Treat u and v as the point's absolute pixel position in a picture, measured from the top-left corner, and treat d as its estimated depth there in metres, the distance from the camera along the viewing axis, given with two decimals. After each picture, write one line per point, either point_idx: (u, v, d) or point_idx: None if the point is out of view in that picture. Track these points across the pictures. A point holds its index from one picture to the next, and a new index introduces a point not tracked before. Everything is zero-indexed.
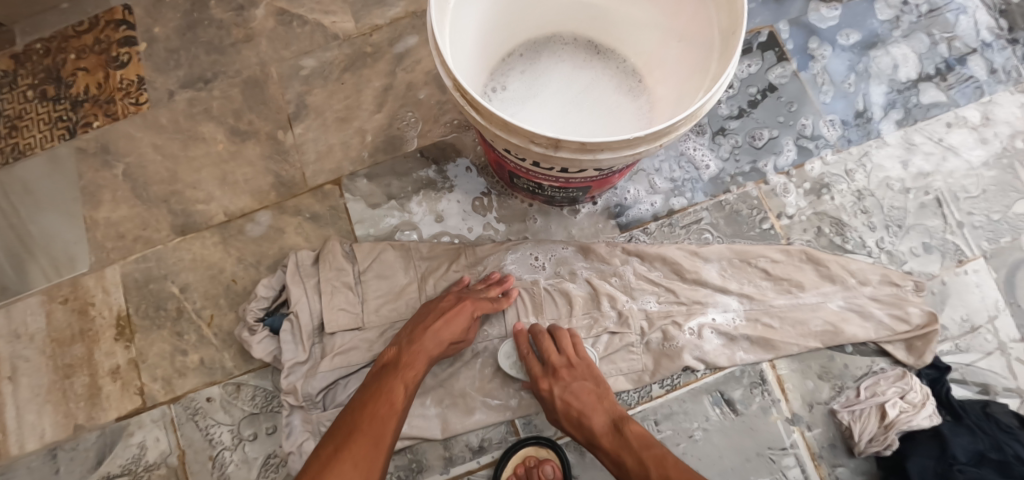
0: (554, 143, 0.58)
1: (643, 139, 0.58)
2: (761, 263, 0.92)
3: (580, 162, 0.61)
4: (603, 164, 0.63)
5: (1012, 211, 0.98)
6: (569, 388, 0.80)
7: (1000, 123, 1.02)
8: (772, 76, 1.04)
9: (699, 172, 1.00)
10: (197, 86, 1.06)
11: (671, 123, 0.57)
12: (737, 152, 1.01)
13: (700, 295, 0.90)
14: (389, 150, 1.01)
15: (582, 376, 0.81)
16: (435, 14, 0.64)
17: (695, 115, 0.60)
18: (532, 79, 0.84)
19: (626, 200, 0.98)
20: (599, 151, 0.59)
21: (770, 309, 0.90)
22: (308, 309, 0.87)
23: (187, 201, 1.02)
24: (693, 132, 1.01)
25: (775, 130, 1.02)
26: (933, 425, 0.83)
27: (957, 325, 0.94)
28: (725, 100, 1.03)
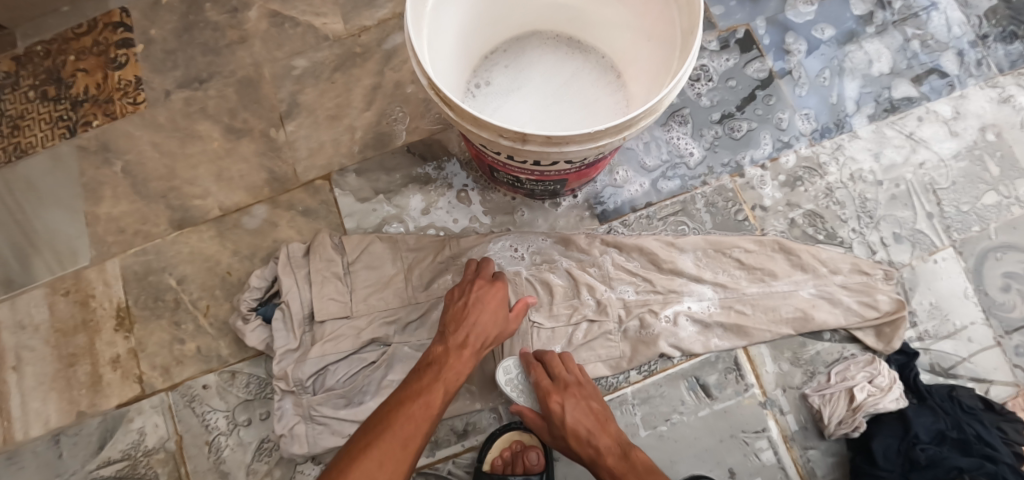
0: (521, 137, 0.62)
1: (605, 132, 0.61)
2: (735, 253, 0.96)
3: (548, 155, 0.64)
4: (570, 157, 0.66)
5: (980, 202, 1.01)
6: (573, 409, 0.78)
7: (970, 116, 1.05)
8: (751, 71, 1.07)
9: (681, 162, 1.03)
10: (193, 86, 1.10)
11: (632, 117, 0.61)
12: (712, 146, 1.04)
13: (676, 284, 0.93)
14: (378, 146, 1.05)
15: (587, 401, 0.80)
16: (412, 20, 0.68)
17: (656, 109, 0.63)
18: (515, 74, 0.88)
19: (615, 183, 1.02)
20: (565, 144, 0.62)
21: (743, 297, 0.93)
22: (300, 299, 0.91)
23: (184, 197, 1.06)
24: (675, 122, 1.05)
25: (754, 123, 1.05)
26: (900, 407, 0.86)
27: (925, 312, 0.97)
28: (705, 92, 1.06)
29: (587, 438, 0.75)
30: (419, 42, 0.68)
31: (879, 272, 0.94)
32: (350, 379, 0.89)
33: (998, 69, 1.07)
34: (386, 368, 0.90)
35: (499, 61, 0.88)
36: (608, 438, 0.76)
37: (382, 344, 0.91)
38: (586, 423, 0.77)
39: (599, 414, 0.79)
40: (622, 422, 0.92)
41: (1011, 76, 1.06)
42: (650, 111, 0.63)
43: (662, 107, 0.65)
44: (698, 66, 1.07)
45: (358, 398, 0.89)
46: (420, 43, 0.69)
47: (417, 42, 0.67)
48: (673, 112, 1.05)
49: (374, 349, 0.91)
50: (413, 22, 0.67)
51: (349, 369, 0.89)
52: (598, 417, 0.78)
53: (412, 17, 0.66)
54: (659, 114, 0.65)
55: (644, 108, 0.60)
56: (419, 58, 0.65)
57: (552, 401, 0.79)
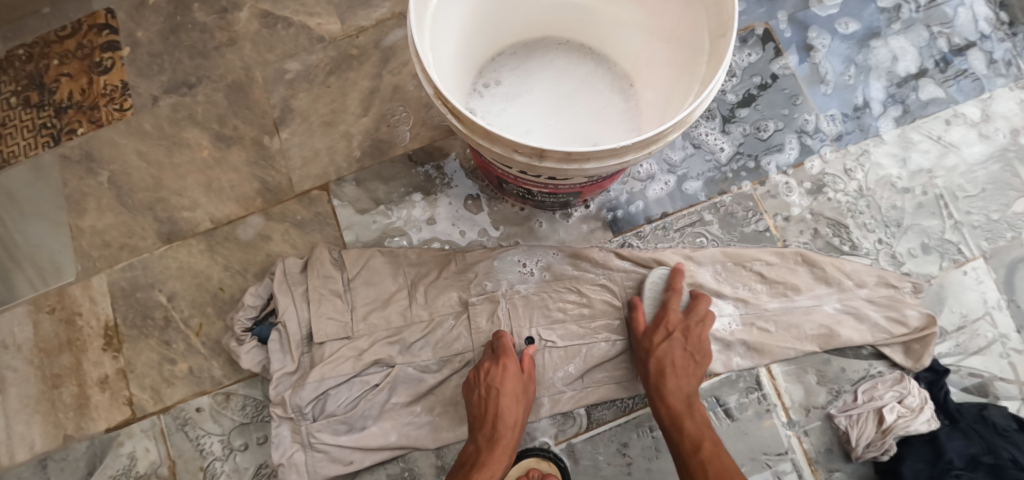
0: (538, 152, 0.56)
1: (630, 148, 0.56)
2: (755, 266, 0.91)
3: (564, 172, 0.59)
4: (589, 173, 0.60)
5: (1011, 210, 0.97)
6: (671, 347, 0.81)
7: (1000, 118, 1.00)
8: (775, 67, 1.02)
9: (711, 156, 0.99)
10: (181, 91, 1.04)
11: (660, 131, 0.55)
12: (743, 142, 0.99)
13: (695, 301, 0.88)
14: (376, 154, 1.00)
15: (689, 345, 0.82)
16: (416, 21, 0.62)
17: (683, 122, 0.57)
18: (523, 76, 0.82)
19: (640, 175, 0.98)
20: (584, 161, 0.57)
21: (764, 313, 0.88)
22: (296, 318, 0.86)
23: (173, 208, 1.01)
24: (703, 117, 1.00)
25: (780, 123, 1.00)
26: (931, 429, 0.82)
27: (955, 327, 0.92)
28: (730, 89, 1.01)
29: (663, 377, 0.80)
30: (422, 44, 0.62)
31: (907, 286, 0.89)
32: (351, 403, 0.84)
33: None
34: (390, 391, 0.85)
35: (506, 62, 0.83)
36: (686, 384, 0.80)
37: (385, 365, 0.86)
38: (674, 366, 0.80)
39: (693, 362, 0.82)
40: (638, 446, 0.88)
41: None
42: (677, 125, 0.58)
43: (689, 120, 0.59)
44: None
45: (361, 423, 0.84)
46: (424, 45, 0.63)
47: (421, 46, 0.61)
48: None
49: (377, 370, 0.86)
50: (416, 23, 0.60)
51: (349, 393, 0.84)
52: (690, 363, 0.82)
53: (416, 17, 0.60)
54: (685, 128, 0.59)
55: (673, 122, 0.55)
56: (424, 63, 0.58)
57: (659, 328, 0.82)
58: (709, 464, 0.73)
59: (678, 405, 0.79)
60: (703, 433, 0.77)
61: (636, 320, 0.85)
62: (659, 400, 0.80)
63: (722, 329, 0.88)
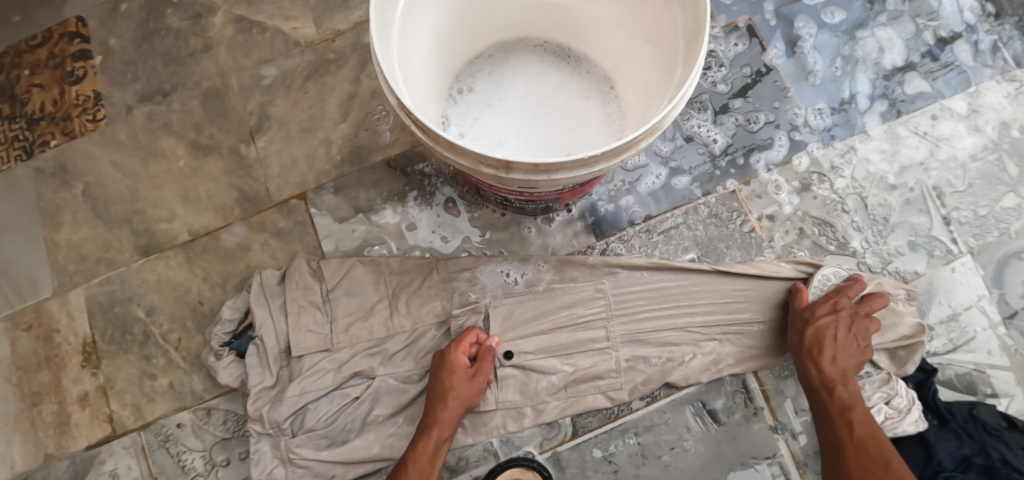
0: (505, 164, 0.53)
1: (599, 158, 0.54)
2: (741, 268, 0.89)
3: (536, 183, 0.56)
4: (559, 183, 0.58)
5: (999, 205, 0.96)
6: (835, 322, 0.80)
7: (987, 111, 0.99)
8: (765, 58, 1.01)
9: (705, 147, 0.97)
10: (155, 99, 1.02)
11: (630, 140, 0.53)
12: (734, 134, 0.98)
13: (688, 316, 0.87)
14: (356, 161, 0.98)
15: (857, 328, 0.81)
16: (380, 28, 0.59)
17: (656, 129, 0.56)
18: (500, 81, 0.81)
19: (628, 165, 0.97)
20: (555, 171, 0.54)
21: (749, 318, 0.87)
22: (274, 332, 0.84)
23: (150, 220, 0.99)
24: (694, 109, 0.99)
25: (771, 115, 0.99)
26: (919, 430, 0.82)
27: (945, 325, 0.91)
28: (720, 80, 1.00)
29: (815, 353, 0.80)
30: (388, 55, 0.60)
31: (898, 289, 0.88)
32: (332, 417, 0.83)
33: (1015, 62, 1.01)
34: (371, 402, 0.84)
35: (484, 65, 0.82)
36: None
37: (366, 377, 0.85)
38: None
39: (859, 344, 0.80)
40: (625, 453, 0.87)
41: None
42: (651, 130, 0.56)
43: (663, 127, 0.58)
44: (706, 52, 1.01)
45: (342, 437, 0.83)
46: (390, 55, 0.60)
47: (386, 55, 0.58)
48: (691, 98, 0.99)
49: (358, 382, 0.84)
50: (381, 32, 0.58)
51: (330, 406, 0.83)
52: (853, 344, 0.80)
53: (380, 24, 0.57)
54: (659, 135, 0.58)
55: (643, 130, 0.53)
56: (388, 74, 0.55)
57: (824, 303, 0.82)
58: (857, 427, 0.77)
59: (833, 375, 0.79)
60: None
61: (800, 299, 0.84)
62: None
63: (708, 337, 0.86)
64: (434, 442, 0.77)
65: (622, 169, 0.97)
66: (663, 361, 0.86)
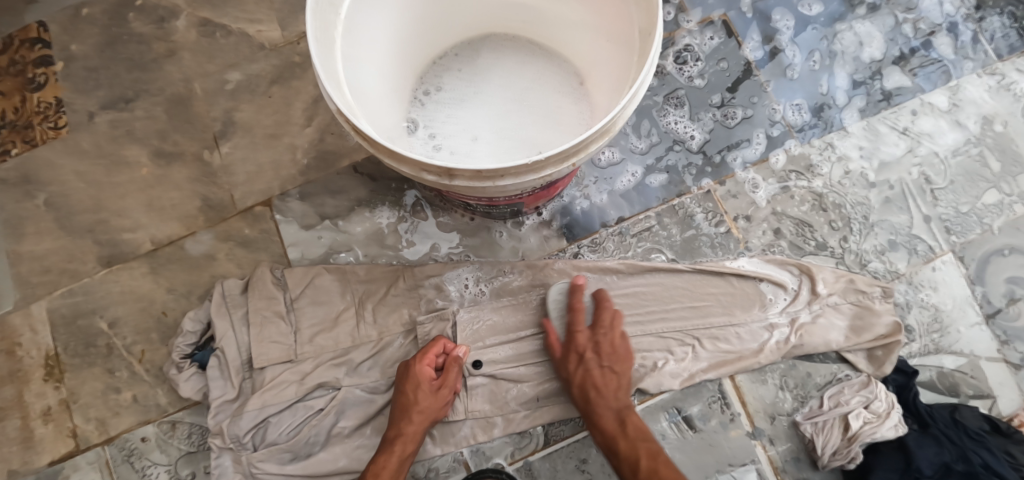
0: (446, 171, 0.51)
1: (545, 162, 0.52)
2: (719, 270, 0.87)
3: (483, 188, 0.54)
4: (508, 188, 0.56)
5: (981, 202, 0.93)
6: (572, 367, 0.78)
7: (969, 105, 0.97)
8: (743, 53, 0.98)
9: (681, 145, 0.95)
10: (118, 106, 1.00)
11: (578, 142, 0.51)
12: (712, 130, 0.96)
13: (662, 320, 0.85)
14: (322, 167, 0.96)
15: (582, 366, 0.78)
16: (322, 32, 0.57)
17: (606, 129, 0.53)
18: (467, 80, 0.78)
19: (601, 163, 0.94)
20: (500, 177, 0.52)
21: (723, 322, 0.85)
22: (236, 343, 0.82)
23: (113, 230, 0.96)
24: (671, 105, 0.96)
25: (749, 110, 0.97)
26: (899, 435, 0.79)
27: (926, 326, 0.89)
28: (696, 74, 0.98)
29: None
30: (331, 59, 0.58)
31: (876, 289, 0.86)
32: (295, 430, 0.81)
33: (996, 55, 0.98)
34: (337, 414, 0.82)
35: (451, 64, 0.79)
36: (616, 402, 0.78)
37: (331, 388, 0.82)
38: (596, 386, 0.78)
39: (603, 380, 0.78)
40: (598, 461, 0.85)
41: (1010, 62, 0.98)
42: (603, 131, 0.54)
43: (615, 128, 0.56)
44: (681, 46, 0.99)
45: (307, 450, 0.81)
46: (333, 60, 0.59)
47: (327, 60, 0.57)
48: (668, 94, 0.97)
49: (322, 394, 0.82)
50: (321, 36, 0.56)
51: (292, 419, 0.81)
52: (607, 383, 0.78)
53: (319, 28, 0.56)
54: (613, 135, 0.55)
55: (592, 131, 0.51)
56: (325, 79, 0.54)
57: (577, 348, 0.79)
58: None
59: (611, 426, 0.77)
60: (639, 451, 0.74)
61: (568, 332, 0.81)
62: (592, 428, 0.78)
63: (682, 341, 0.84)
64: (397, 456, 0.75)
65: (595, 166, 0.94)
66: (636, 368, 0.84)
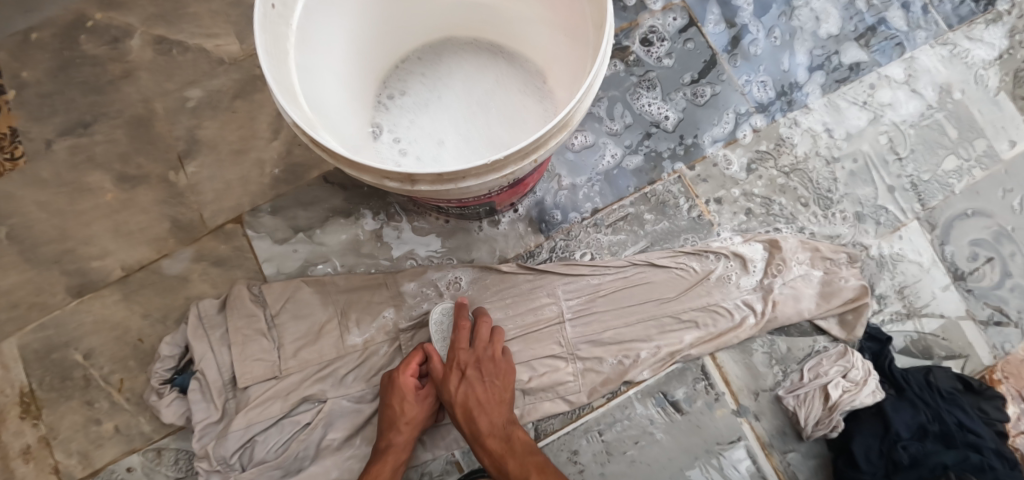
0: (408, 177, 0.51)
1: (505, 161, 0.51)
2: (691, 258, 0.89)
3: (446, 191, 0.54)
4: (472, 190, 0.55)
5: (941, 169, 0.96)
6: (463, 389, 0.75)
7: (924, 75, 0.99)
8: (707, 32, 1.00)
9: (656, 127, 0.96)
10: (77, 132, 0.97)
11: (535, 140, 0.51)
12: (684, 109, 0.97)
13: (640, 313, 0.86)
14: (291, 179, 0.95)
15: (421, 407, 0.78)
16: (273, 44, 0.56)
17: (566, 125, 0.53)
18: (430, 84, 0.78)
19: (575, 146, 0.95)
20: (462, 179, 0.52)
21: (696, 307, 0.86)
22: (216, 364, 0.81)
23: (80, 259, 0.94)
24: (643, 87, 0.97)
25: (717, 87, 0.98)
26: (877, 401, 0.81)
27: (896, 293, 0.92)
28: (664, 55, 0.99)
29: (471, 418, 0.74)
30: (285, 71, 0.58)
31: (841, 257, 0.89)
32: (282, 447, 0.80)
33: (947, 25, 1.01)
34: (325, 427, 0.81)
35: (412, 68, 0.79)
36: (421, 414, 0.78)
37: (317, 400, 0.82)
38: (399, 420, 0.76)
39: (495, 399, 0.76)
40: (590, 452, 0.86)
41: (960, 32, 1.01)
42: (563, 125, 0.53)
43: (575, 123, 0.55)
44: (646, 27, 1.00)
45: (297, 465, 0.80)
46: (286, 71, 0.58)
47: (281, 72, 0.56)
48: (640, 77, 0.98)
49: (307, 408, 0.82)
50: (274, 48, 0.56)
51: (280, 436, 0.80)
52: (495, 398, 0.76)
53: (270, 40, 0.55)
54: (572, 130, 0.55)
55: (548, 128, 0.50)
56: (278, 91, 0.53)
57: (451, 372, 0.76)
58: None
59: (497, 447, 0.73)
60: (528, 470, 0.72)
61: (461, 341, 0.78)
62: (480, 451, 0.74)
63: (661, 331, 0.86)
64: (392, 466, 0.75)
65: (571, 151, 0.95)
66: (619, 361, 0.85)
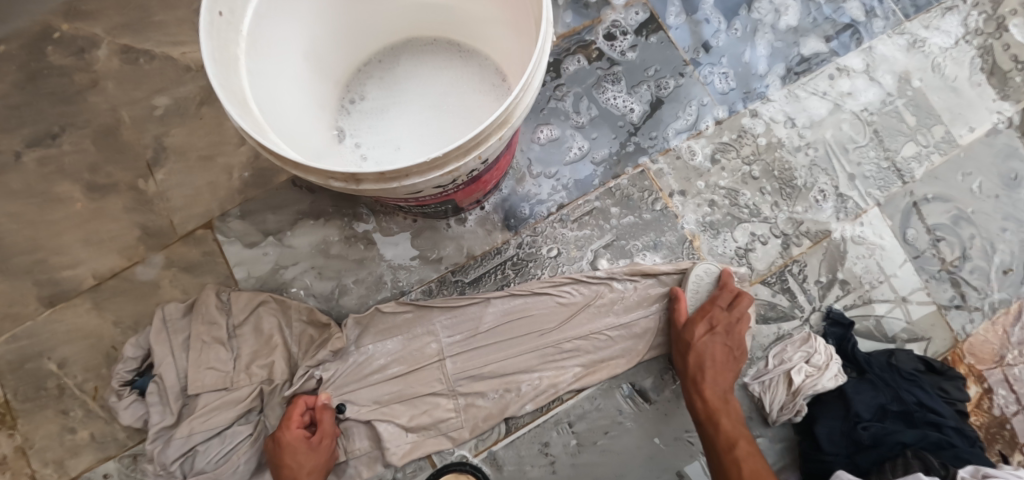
0: (351, 177, 0.53)
1: (445, 158, 0.53)
2: (569, 286, 0.88)
3: (392, 190, 0.56)
4: (418, 188, 0.57)
5: (900, 155, 0.98)
6: (712, 341, 0.81)
7: (882, 64, 1.01)
8: (668, 23, 1.01)
9: (622, 120, 0.98)
10: (45, 142, 0.98)
11: (471, 137, 0.52)
12: (649, 101, 0.98)
13: (520, 345, 0.86)
14: (259, 184, 0.95)
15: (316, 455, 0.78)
16: (220, 52, 0.58)
17: (505, 121, 0.55)
18: (392, 86, 0.79)
19: (541, 140, 0.97)
20: (406, 177, 0.54)
21: (573, 337, 0.86)
22: (174, 369, 0.82)
23: (51, 268, 0.94)
24: (608, 81, 0.99)
25: (681, 79, 0.99)
26: (838, 385, 0.82)
27: (858, 278, 0.94)
28: (628, 49, 1.00)
29: (701, 372, 0.81)
30: (234, 78, 0.59)
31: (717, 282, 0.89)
32: (222, 458, 0.80)
33: (903, 15, 1.03)
34: (262, 441, 0.82)
35: (374, 71, 0.80)
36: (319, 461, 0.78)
37: (257, 413, 0.83)
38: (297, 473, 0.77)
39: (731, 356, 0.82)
40: (560, 443, 0.87)
41: (917, 21, 1.03)
42: (502, 122, 0.55)
43: (516, 118, 0.56)
44: (609, 21, 1.00)
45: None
46: (236, 77, 0.59)
47: (229, 79, 0.58)
48: (604, 71, 0.99)
49: (248, 420, 0.83)
50: (219, 55, 0.57)
51: (220, 447, 0.80)
52: (729, 357, 0.82)
53: (215, 47, 0.56)
54: (513, 126, 0.56)
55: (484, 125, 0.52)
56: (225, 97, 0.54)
57: (701, 321, 0.82)
58: (744, 462, 0.75)
59: (716, 403, 0.80)
60: (739, 432, 0.78)
61: (681, 310, 0.84)
62: (694, 394, 0.82)
63: (543, 361, 0.86)
64: None
65: (536, 145, 0.97)
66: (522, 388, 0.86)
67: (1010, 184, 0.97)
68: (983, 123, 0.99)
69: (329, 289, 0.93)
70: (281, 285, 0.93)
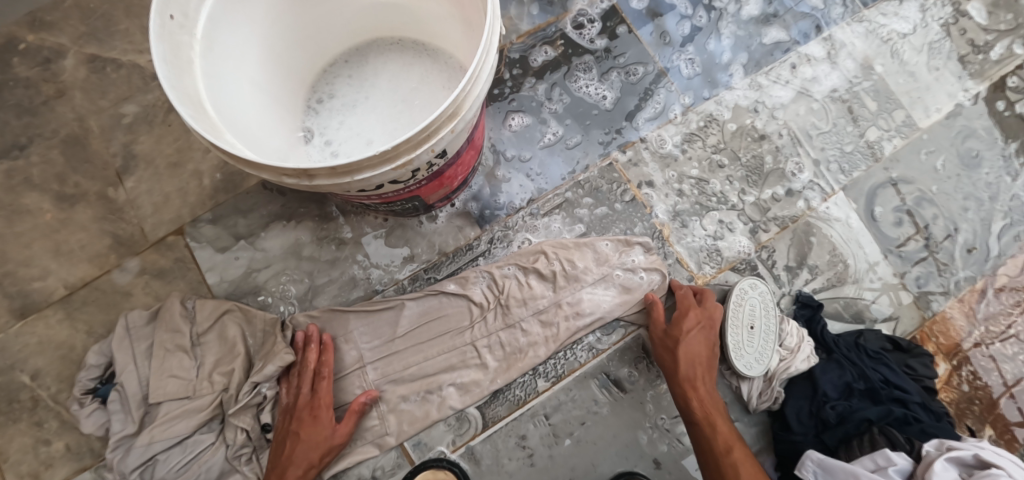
0: (304, 172, 0.54)
1: (394, 151, 0.55)
2: (481, 285, 0.90)
3: (346, 185, 0.57)
4: (373, 182, 0.58)
5: (864, 139, 1.00)
6: (699, 338, 0.83)
7: (842, 51, 1.03)
8: (634, 7, 1.02)
9: (591, 110, 0.99)
10: (11, 154, 0.97)
11: (419, 130, 0.54)
12: (621, 90, 0.99)
13: (441, 345, 0.87)
14: (229, 189, 0.96)
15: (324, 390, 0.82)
16: (172, 55, 0.59)
17: (455, 112, 0.56)
18: (357, 85, 0.80)
19: (513, 127, 0.98)
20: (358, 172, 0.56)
21: (489, 334, 0.88)
22: (137, 377, 0.82)
23: (21, 281, 0.94)
24: (580, 70, 0.99)
25: (651, 66, 1.01)
26: (810, 366, 0.84)
27: (826, 262, 0.95)
28: (595, 37, 1.01)
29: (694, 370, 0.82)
30: (188, 79, 0.60)
31: (638, 270, 0.90)
32: (184, 467, 0.81)
33: (862, 3, 1.05)
34: (224, 448, 0.82)
35: (341, 70, 0.81)
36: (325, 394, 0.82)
37: (218, 423, 0.83)
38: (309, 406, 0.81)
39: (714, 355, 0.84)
40: (537, 435, 0.88)
41: (875, 9, 1.05)
42: (451, 115, 0.56)
43: (467, 109, 0.57)
44: (576, 12, 1.01)
45: None
46: (190, 79, 0.61)
47: (182, 83, 0.59)
48: (575, 60, 1.00)
49: (210, 429, 0.82)
50: (171, 59, 0.58)
51: (182, 456, 0.80)
52: (710, 357, 0.84)
53: (166, 51, 0.58)
54: (464, 118, 0.58)
55: (430, 119, 0.54)
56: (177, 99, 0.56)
57: (684, 318, 0.84)
58: (742, 464, 0.76)
59: (708, 403, 0.81)
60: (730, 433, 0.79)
61: (659, 314, 0.86)
62: (691, 394, 0.81)
63: (464, 360, 0.87)
64: (314, 449, 0.79)
65: (508, 130, 0.97)
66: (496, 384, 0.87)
67: (970, 164, 0.99)
68: (943, 105, 1.01)
69: (302, 291, 0.93)
70: (254, 289, 0.93)
